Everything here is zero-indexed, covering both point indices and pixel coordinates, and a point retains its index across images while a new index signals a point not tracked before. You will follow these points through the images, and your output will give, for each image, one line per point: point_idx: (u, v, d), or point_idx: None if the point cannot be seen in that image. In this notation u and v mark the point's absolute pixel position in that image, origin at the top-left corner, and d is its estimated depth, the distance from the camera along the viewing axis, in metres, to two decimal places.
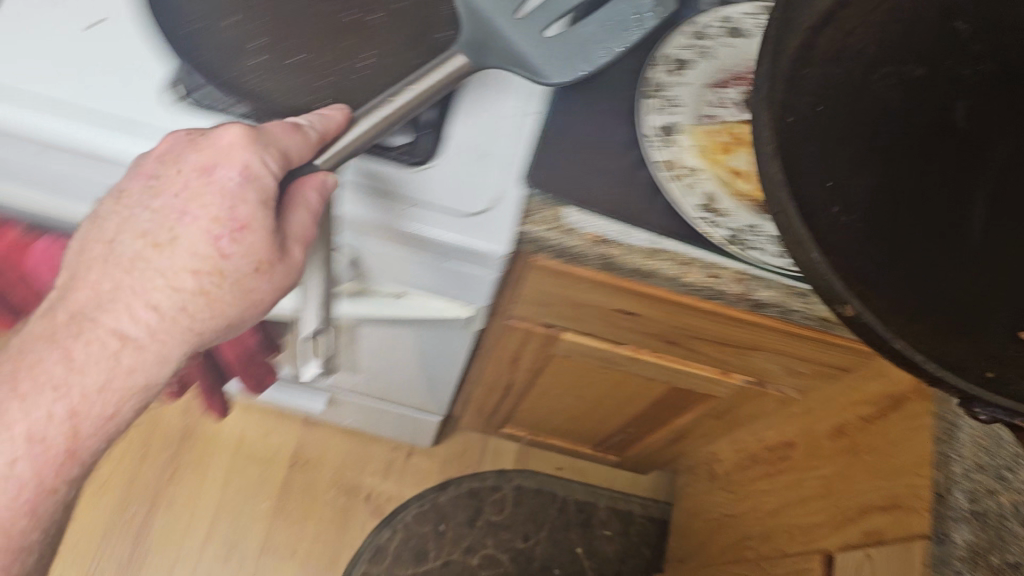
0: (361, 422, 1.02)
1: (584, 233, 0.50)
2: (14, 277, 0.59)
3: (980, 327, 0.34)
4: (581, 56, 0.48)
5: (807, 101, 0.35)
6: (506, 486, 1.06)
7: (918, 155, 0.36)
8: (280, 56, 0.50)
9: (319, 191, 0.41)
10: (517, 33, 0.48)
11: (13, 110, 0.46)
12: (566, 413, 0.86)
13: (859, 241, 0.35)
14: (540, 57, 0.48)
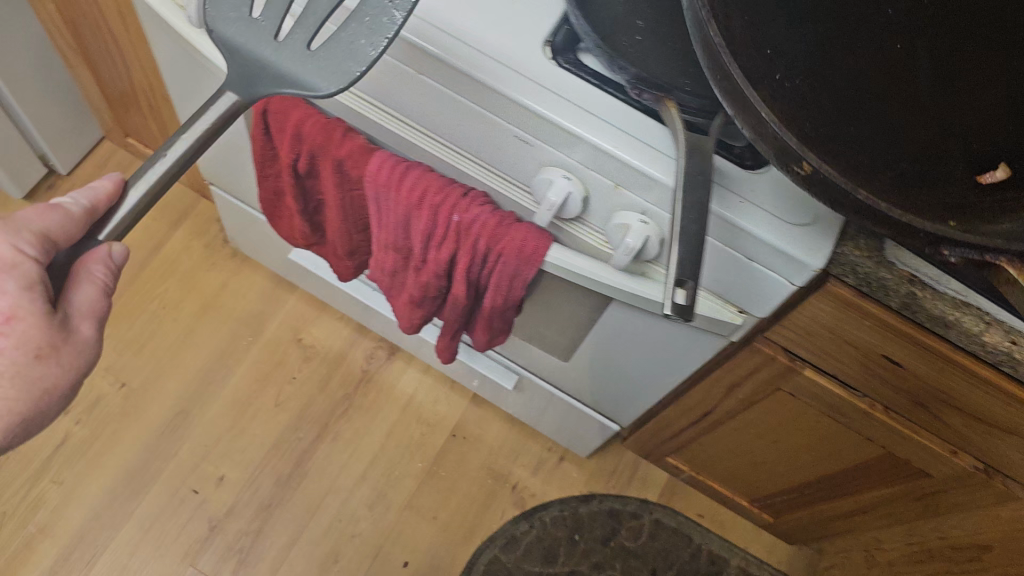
0: (529, 413, 1.04)
1: (899, 269, 0.51)
2: (336, 183, 0.64)
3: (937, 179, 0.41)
4: (355, 59, 0.45)
5: None
6: (646, 517, 1.07)
7: (870, 20, 0.41)
8: (663, 39, 0.52)
9: (104, 265, 0.45)
10: (289, 51, 0.46)
11: (430, 28, 0.53)
12: (747, 456, 0.87)
13: (802, 103, 0.40)
14: (315, 70, 0.46)
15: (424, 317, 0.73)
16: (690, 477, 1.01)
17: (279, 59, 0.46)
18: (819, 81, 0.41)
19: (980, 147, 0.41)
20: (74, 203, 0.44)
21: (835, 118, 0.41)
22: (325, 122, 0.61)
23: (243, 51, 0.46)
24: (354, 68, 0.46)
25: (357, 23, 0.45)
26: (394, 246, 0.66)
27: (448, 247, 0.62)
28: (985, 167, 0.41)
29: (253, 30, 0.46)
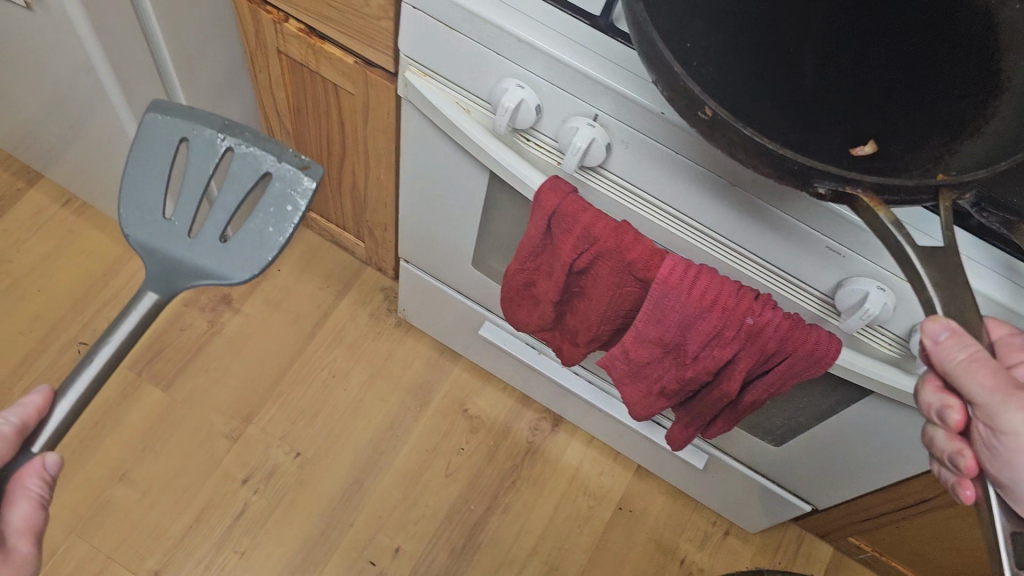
0: (700, 486, 1.05)
1: None
2: (609, 279, 0.65)
3: (818, 148, 0.45)
4: (264, 246, 0.56)
5: None
6: None
7: (760, 25, 0.48)
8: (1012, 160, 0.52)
9: (37, 478, 0.53)
10: (206, 246, 0.56)
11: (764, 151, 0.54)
12: (953, 545, 0.87)
13: (716, 75, 0.46)
14: (227, 262, 0.56)
15: (665, 403, 0.74)
16: (872, 556, 1.01)
17: (201, 252, 0.56)
18: (728, 61, 0.47)
19: (851, 131, 0.46)
20: (9, 427, 0.52)
21: (738, 93, 0.46)
22: (615, 227, 0.62)
23: (159, 251, 0.57)
24: (264, 254, 0.56)
25: (262, 214, 0.56)
26: (658, 344, 0.67)
27: (732, 347, 0.63)
28: (860, 139, 0.46)
29: (170, 234, 0.57)
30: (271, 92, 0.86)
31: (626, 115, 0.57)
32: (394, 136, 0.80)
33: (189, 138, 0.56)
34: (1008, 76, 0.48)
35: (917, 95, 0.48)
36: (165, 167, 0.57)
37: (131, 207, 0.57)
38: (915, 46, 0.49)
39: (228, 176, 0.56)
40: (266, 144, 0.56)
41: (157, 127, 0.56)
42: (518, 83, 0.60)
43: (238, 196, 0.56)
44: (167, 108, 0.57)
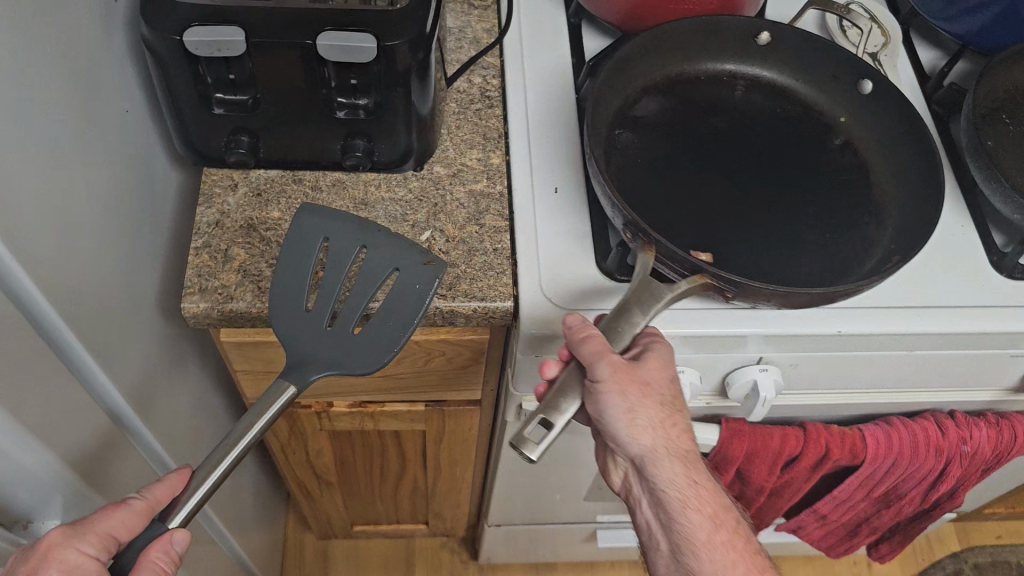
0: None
1: None
2: (811, 479, 0.64)
3: (667, 232, 0.54)
4: (392, 334, 0.48)
5: (629, 127, 0.60)
6: (966, 567, 1.11)
7: (704, 151, 0.59)
8: None
9: (165, 553, 0.44)
10: (339, 337, 0.49)
11: (945, 324, 0.56)
12: None
13: (632, 172, 0.57)
14: (354, 354, 0.48)
15: (855, 539, 0.75)
16: (1004, 513, 1.08)
17: (330, 345, 0.49)
18: (655, 173, 0.58)
19: (698, 243, 0.54)
20: (141, 499, 0.45)
21: (649, 185, 0.57)
22: (805, 435, 0.61)
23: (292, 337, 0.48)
24: (400, 333, 0.48)
25: (397, 308, 0.49)
26: (864, 498, 0.67)
27: (952, 477, 0.64)
28: (705, 249, 0.54)
29: (305, 323, 0.49)
30: (310, 463, 0.75)
31: (778, 348, 0.56)
32: (475, 441, 0.73)
33: (332, 236, 0.51)
34: (850, 275, 0.54)
35: (788, 255, 0.55)
36: (308, 267, 0.50)
37: (274, 297, 0.49)
38: (809, 196, 0.58)
39: (363, 274, 0.50)
40: (402, 238, 0.51)
41: (299, 228, 0.51)
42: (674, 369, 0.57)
43: (370, 292, 0.49)
44: (313, 207, 0.51)
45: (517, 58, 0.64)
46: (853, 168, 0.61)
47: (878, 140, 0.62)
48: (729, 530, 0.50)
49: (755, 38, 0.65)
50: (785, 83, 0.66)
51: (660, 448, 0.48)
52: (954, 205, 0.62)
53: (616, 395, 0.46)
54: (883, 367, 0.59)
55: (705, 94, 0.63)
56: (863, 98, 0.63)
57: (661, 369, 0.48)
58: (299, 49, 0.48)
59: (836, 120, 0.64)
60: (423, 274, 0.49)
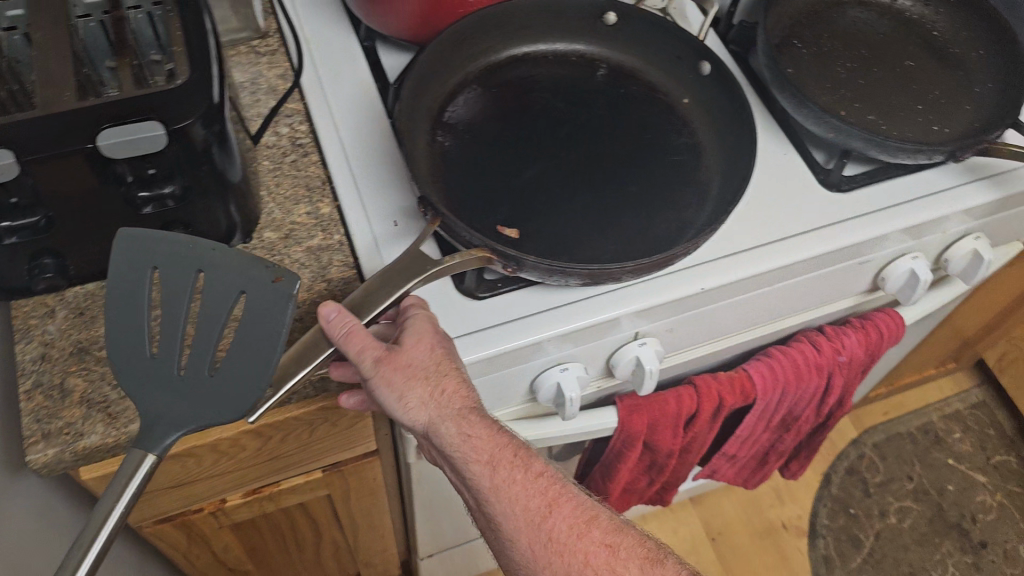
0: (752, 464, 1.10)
1: None
2: (711, 430, 0.65)
3: (478, 213, 0.55)
4: (251, 371, 0.42)
5: (452, 120, 0.60)
6: (867, 450, 1.19)
7: (525, 131, 0.60)
8: (862, 114, 0.63)
9: None
10: (196, 385, 0.43)
11: (791, 251, 0.58)
12: (949, 334, 1.02)
13: (453, 161, 0.58)
14: (213, 402, 0.42)
15: (764, 466, 0.77)
16: (885, 391, 1.15)
17: (188, 396, 0.43)
18: (478, 159, 0.58)
19: (507, 222, 0.55)
20: None
21: (470, 172, 0.58)
22: (696, 392, 0.62)
23: (139, 391, 0.43)
24: (260, 367, 0.42)
25: (253, 338, 0.42)
26: (765, 429, 0.70)
27: (837, 387, 0.67)
28: (514, 225, 0.55)
29: (157, 373, 0.43)
30: (220, 560, 0.71)
31: (650, 319, 0.57)
32: (384, 487, 0.71)
33: (162, 264, 0.43)
34: (663, 239, 0.56)
35: (600, 225, 0.56)
36: (144, 307, 0.43)
37: (114, 347, 0.43)
38: (623, 160, 0.59)
39: (206, 304, 0.42)
40: (242, 253, 0.42)
41: (118, 259, 0.42)
42: (559, 368, 0.57)
43: (218, 326, 0.42)
44: (130, 232, 0.42)
45: (322, 102, 0.63)
46: (684, 147, 0.61)
47: (703, 112, 0.62)
48: (510, 464, 0.47)
49: (602, 19, 0.65)
50: (637, 66, 0.65)
51: (434, 416, 0.46)
52: (775, 136, 0.64)
53: (381, 385, 0.45)
54: (749, 306, 0.61)
55: (528, 84, 0.64)
56: (705, 78, 0.62)
57: (420, 341, 0.46)
58: (80, 154, 0.44)
59: (678, 101, 0.63)
60: (272, 294, 0.42)
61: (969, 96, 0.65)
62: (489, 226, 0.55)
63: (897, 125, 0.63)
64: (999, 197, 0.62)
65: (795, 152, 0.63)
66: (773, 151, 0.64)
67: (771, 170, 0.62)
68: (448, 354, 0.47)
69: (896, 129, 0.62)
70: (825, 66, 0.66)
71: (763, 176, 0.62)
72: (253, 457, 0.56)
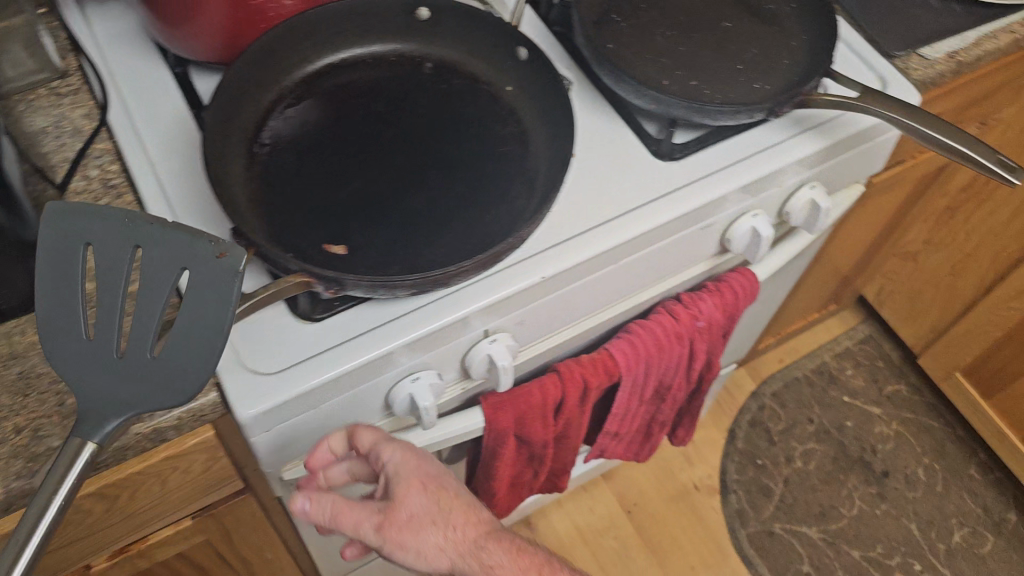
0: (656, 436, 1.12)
1: (938, 56, 0.69)
2: (583, 412, 0.65)
3: (303, 232, 0.54)
4: (197, 351, 0.41)
5: (271, 135, 0.58)
6: (767, 400, 1.21)
7: (347, 138, 0.58)
8: (684, 81, 0.63)
9: None
10: (136, 365, 0.42)
11: (628, 227, 0.58)
12: (823, 277, 1.05)
13: (273, 179, 0.56)
14: (156, 384, 0.41)
15: (651, 438, 0.78)
16: (775, 340, 1.17)
17: (127, 378, 0.42)
18: (301, 173, 0.56)
19: (334, 238, 0.53)
20: None
21: (292, 189, 0.55)
22: (559, 378, 0.62)
23: (76, 371, 0.42)
24: (207, 347, 0.41)
25: (198, 316, 0.41)
26: (641, 403, 0.70)
27: (701, 351, 0.68)
28: (342, 240, 0.53)
29: (93, 353, 0.42)
30: None
31: (496, 314, 0.56)
32: (267, 522, 0.69)
33: (95, 241, 0.41)
34: (495, 233, 0.55)
35: (428, 228, 0.55)
36: (79, 282, 0.41)
37: (46, 326, 0.42)
38: (450, 161, 0.58)
39: (147, 282, 0.41)
40: (182, 228, 0.41)
41: (49, 238, 0.41)
42: (410, 379, 0.56)
43: (161, 304, 0.41)
44: (59, 207, 0.41)
45: (132, 137, 0.59)
46: (511, 140, 0.60)
47: (527, 97, 0.61)
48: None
49: (415, 15, 0.63)
50: (460, 59, 0.64)
51: (455, 555, 0.49)
52: (604, 112, 0.64)
53: (397, 546, 0.48)
54: (599, 285, 0.61)
55: (351, 91, 0.61)
56: (523, 63, 0.62)
57: (411, 486, 0.49)
58: None
59: (501, 89, 0.62)
60: (217, 270, 0.41)
61: (786, 50, 0.65)
62: (315, 245, 0.53)
63: (718, 86, 0.63)
64: (826, 145, 0.63)
65: (626, 126, 0.63)
66: (605, 127, 0.63)
67: (603, 147, 0.62)
68: (445, 487, 0.50)
69: (717, 91, 0.63)
70: (644, 39, 0.65)
71: (596, 154, 0.62)
72: (104, 519, 0.53)
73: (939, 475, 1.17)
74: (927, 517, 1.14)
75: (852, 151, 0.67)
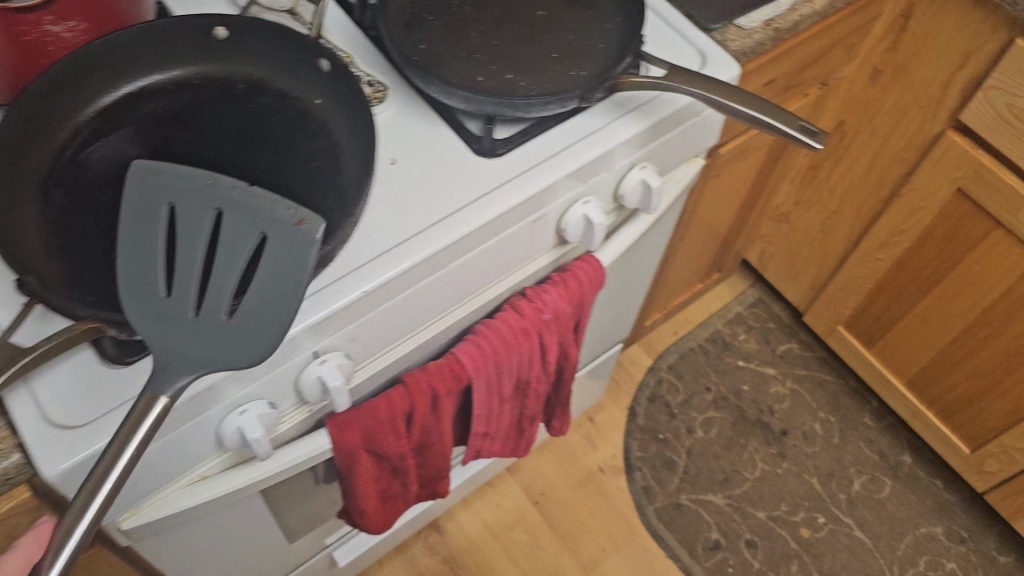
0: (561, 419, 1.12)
1: (756, 24, 0.69)
2: (439, 420, 0.65)
3: None
4: (269, 312, 0.43)
5: (59, 175, 0.53)
6: (664, 373, 1.22)
7: None
8: (499, 76, 0.62)
9: None
10: (210, 324, 0.44)
11: (449, 230, 0.57)
12: (697, 250, 1.05)
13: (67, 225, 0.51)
14: (228, 342, 0.43)
15: (525, 432, 0.78)
16: (664, 315, 1.18)
17: (202, 334, 0.43)
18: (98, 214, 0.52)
19: None
20: None
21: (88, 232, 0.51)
22: (406, 390, 0.61)
23: (146, 325, 0.43)
24: (278, 311, 0.43)
25: (276, 278, 0.43)
26: (503, 401, 0.70)
27: (552, 343, 0.67)
28: None
29: (165, 312, 0.44)
30: None
31: (322, 334, 0.55)
32: None
33: (178, 203, 0.44)
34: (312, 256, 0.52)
35: None
36: (156, 241, 0.44)
37: (125, 287, 0.44)
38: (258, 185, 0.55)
39: (226, 245, 0.44)
40: (267, 194, 0.44)
41: (134, 200, 0.44)
42: (237, 412, 0.54)
43: (239, 263, 0.44)
44: (149, 167, 0.44)
45: None
46: (322, 157, 0.57)
47: (339, 110, 0.58)
48: None
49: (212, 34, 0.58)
50: (266, 75, 0.59)
51: None
52: (425, 115, 0.63)
53: None
54: (432, 292, 0.60)
55: (148, 120, 0.56)
56: (329, 76, 0.59)
57: None
58: None
59: (312, 105, 0.59)
60: (298, 236, 0.43)
61: (602, 34, 0.65)
62: None
63: (535, 77, 0.62)
64: (648, 126, 0.63)
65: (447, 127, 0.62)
66: (426, 130, 0.62)
67: (424, 150, 0.61)
68: None
69: (532, 83, 0.62)
70: (458, 36, 0.64)
71: (415, 157, 0.60)
72: None
73: (835, 427, 1.20)
74: (827, 470, 1.16)
75: (678, 129, 0.67)
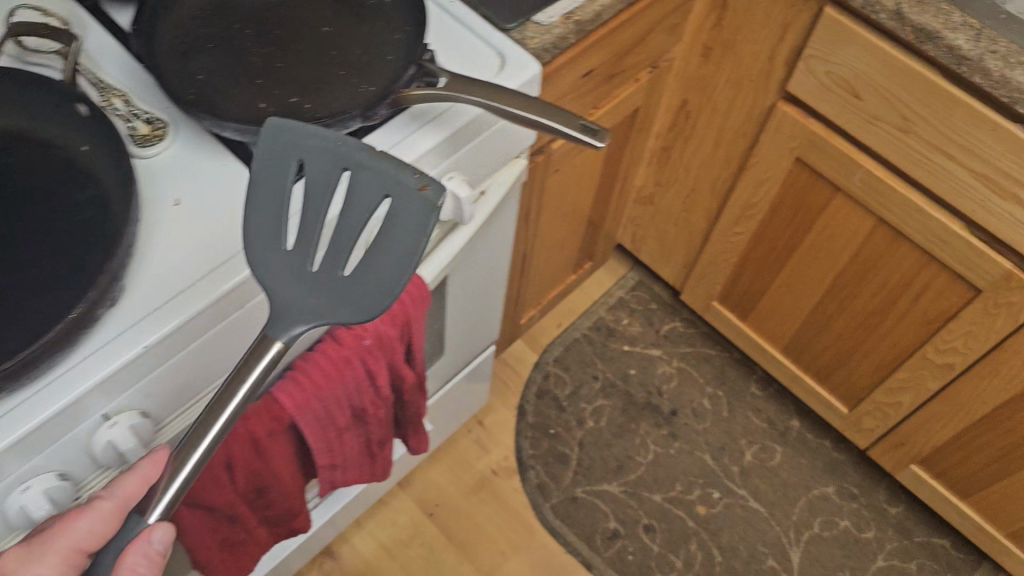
0: (448, 428, 1.10)
1: (555, 19, 0.68)
2: (266, 463, 0.62)
3: None
4: (380, 283, 0.45)
5: None
6: (550, 367, 1.22)
7: None
8: (284, 100, 0.58)
9: None
10: (330, 280, 0.46)
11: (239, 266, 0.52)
12: (559, 243, 1.04)
13: None
14: (344, 298, 0.46)
15: (380, 455, 0.76)
16: (540, 309, 1.17)
17: (317, 288, 0.46)
18: None
19: None
20: None
21: None
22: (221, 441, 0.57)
23: (264, 271, 0.46)
24: (386, 283, 0.45)
25: (396, 246, 0.45)
26: (341, 432, 0.67)
27: (379, 367, 0.65)
28: None
29: (286, 263, 0.46)
30: None
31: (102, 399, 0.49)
32: None
33: (307, 157, 0.46)
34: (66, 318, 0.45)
35: None
36: (285, 195, 0.46)
37: (251, 239, 0.46)
38: (4, 247, 0.48)
39: (350, 203, 0.45)
40: (391, 158, 0.45)
41: (268, 149, 0.46)
42: (19, 490, 0.49)
43: (359, 227, 0.45)
44: (282, 122, 0.46)
45: None
46: (87, 205, 0.50)
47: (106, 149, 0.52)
48: None
49: None
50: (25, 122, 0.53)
51: None
52: (208, 147, 0.57)
53: None
54: (234, 333, 0.55)
55: None
56: (92, 118, 0.53)
57: None
58: None
59: (75, 148, 0.52)
60: (418, 203, 0.44)
61: (391, 44, 0.62)
62: None
63: (325, 99, 0.59)
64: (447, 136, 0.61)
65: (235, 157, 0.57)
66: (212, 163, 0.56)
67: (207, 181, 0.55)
68: None
69: (319, 103, 0.58)
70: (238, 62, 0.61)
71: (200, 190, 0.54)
72: None
73: (723, 401, 1.21)
74: (718, 444, 1.18)
75: (483, 135, 0.65)
